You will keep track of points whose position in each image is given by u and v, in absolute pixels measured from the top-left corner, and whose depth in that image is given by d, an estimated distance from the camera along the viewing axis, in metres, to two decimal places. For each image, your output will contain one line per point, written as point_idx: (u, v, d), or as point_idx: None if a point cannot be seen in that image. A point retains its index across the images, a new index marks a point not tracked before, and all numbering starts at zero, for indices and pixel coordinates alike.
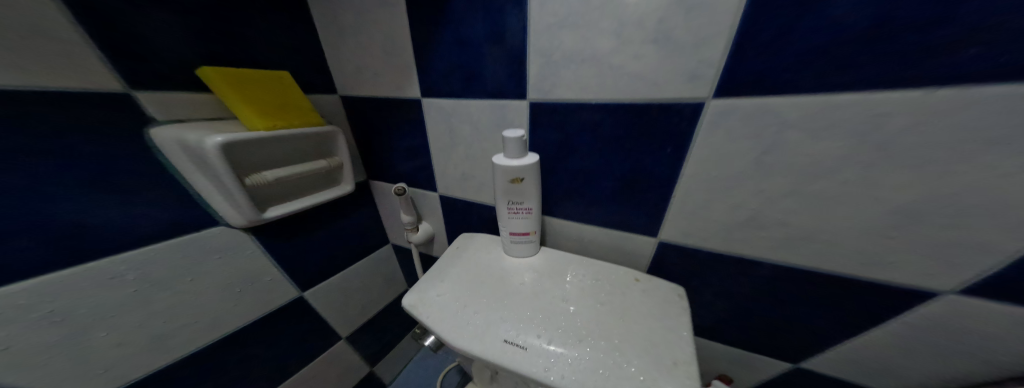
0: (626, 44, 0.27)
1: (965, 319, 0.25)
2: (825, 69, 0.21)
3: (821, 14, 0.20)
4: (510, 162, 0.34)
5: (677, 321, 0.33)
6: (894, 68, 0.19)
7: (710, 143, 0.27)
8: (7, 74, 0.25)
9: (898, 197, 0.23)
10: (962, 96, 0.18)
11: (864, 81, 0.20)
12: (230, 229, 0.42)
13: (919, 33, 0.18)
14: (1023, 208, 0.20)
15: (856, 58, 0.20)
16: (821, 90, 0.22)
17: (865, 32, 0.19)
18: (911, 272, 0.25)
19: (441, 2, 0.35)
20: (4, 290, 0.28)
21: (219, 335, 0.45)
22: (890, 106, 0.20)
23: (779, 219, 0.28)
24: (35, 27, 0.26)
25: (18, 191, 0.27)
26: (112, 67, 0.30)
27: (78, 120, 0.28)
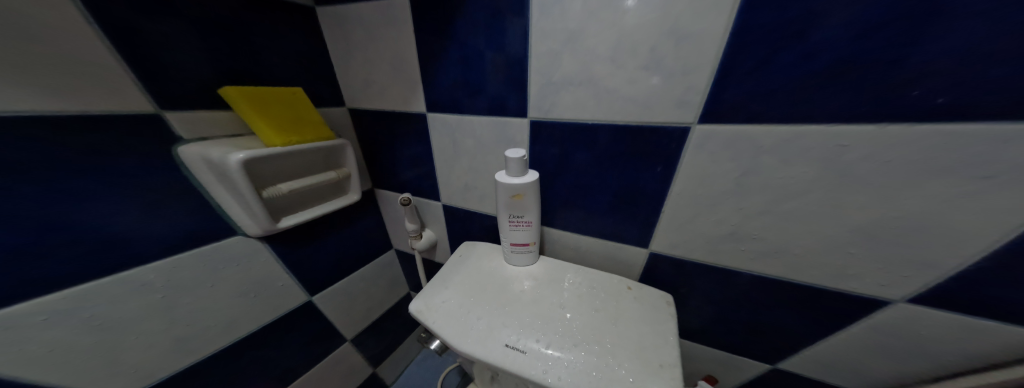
0: (619, 69, 0.30)
1: (915, 324, 0.28)
2: (794, 102, 0.23)
3: (789, 54, 0.22)
4: (512, 180, 0.36)
5: (665, 327, 0.36)
6: (853, 104, 0.22)
7: (696, 163, 0.30)
8: (58, 101, 0.28)
9: (861, 217, 0.25)
10: (909, 131, 0.21)
11: (830, 114, 0.23)
12: (246, 239, 0.44)
13: (871, 74, 0.20)
14: (965, 229, 0.22)
15: (820, 93, 0.22)
16: (791, 121, 0.24)
17: (827, 71, 0.21)
18: (878, 284, 0.27)
19: (449, 26, 0.38)
20: (51, 296, 0.31)
21: (235, 337, 0.48)
22: (850, 139, 0.23)
23: (758, 235, 0.30)
24: (83, 59, 0.28)
25: (65, 205, 0.30)
26: (141, 87, 0.32)
27: (116, 141, 0.31)
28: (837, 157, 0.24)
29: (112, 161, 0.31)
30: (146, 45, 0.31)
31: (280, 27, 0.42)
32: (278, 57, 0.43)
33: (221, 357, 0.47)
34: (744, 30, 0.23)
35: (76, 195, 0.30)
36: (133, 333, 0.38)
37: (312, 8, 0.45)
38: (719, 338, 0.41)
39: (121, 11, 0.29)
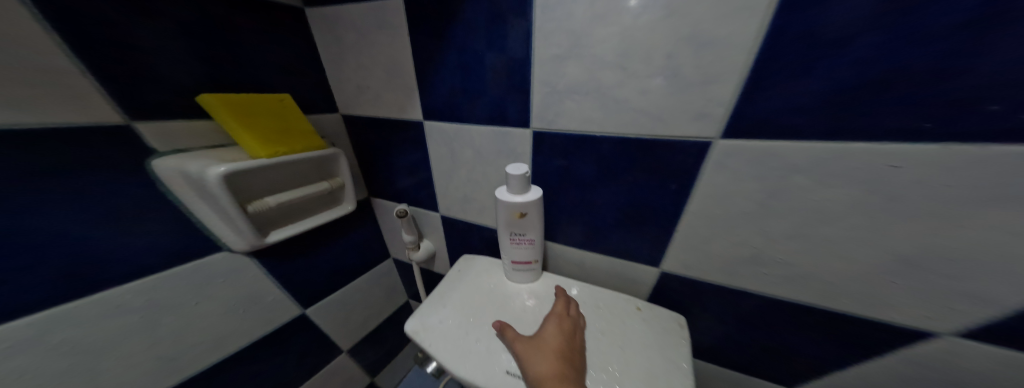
0: (630, 78, 0.27)
1: (958, 361, 0.25)
2: (836, 118, 0.21)
3: (835, 62, 0.20)
4: (513, 198, 0.34)
5: (677, 352, 0.33)
6: (911, 119, 0.19)
7: (715, 179, 0.27)
8: (13, 113, 0.25)
9: (902, 244, 0.23)
10: (980, 153, 0.18)
11: (879, 131, 0.20)
12: (231, 254, 0.41)
13: (936, 86, 0.18)
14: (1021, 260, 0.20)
15: (870, 107, 0.20)
16: (833, 138, 0.21)
17: (881, 82, 0.19)
18: (919, 315, 0.25)
19: (447, 31, 0.36)
20: (19, 322, 0.29)
21: (224, 353, 0.45)
22: (903, 158, 0.20)
23: (782, 259, 0.28)
24: (43, 66, 0.25)
25: (25, 226, 0.27)
26: (109, 96, 0.29)
27: (81, 155, 0.28)
28: (885, 180, 0.21)
29: (75, 176, 0.28)
30: (114, 51, 0.29)
31: (265, 29, 0.39)
32: (265, 62, 0.40)
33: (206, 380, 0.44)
34: (778, 38, 0.20)
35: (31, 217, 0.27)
36: (110, 357, 0.35)
37: (301, 10, 0.42)
38: (733, 361, 0.39)
39: (83, 13, 0.27)
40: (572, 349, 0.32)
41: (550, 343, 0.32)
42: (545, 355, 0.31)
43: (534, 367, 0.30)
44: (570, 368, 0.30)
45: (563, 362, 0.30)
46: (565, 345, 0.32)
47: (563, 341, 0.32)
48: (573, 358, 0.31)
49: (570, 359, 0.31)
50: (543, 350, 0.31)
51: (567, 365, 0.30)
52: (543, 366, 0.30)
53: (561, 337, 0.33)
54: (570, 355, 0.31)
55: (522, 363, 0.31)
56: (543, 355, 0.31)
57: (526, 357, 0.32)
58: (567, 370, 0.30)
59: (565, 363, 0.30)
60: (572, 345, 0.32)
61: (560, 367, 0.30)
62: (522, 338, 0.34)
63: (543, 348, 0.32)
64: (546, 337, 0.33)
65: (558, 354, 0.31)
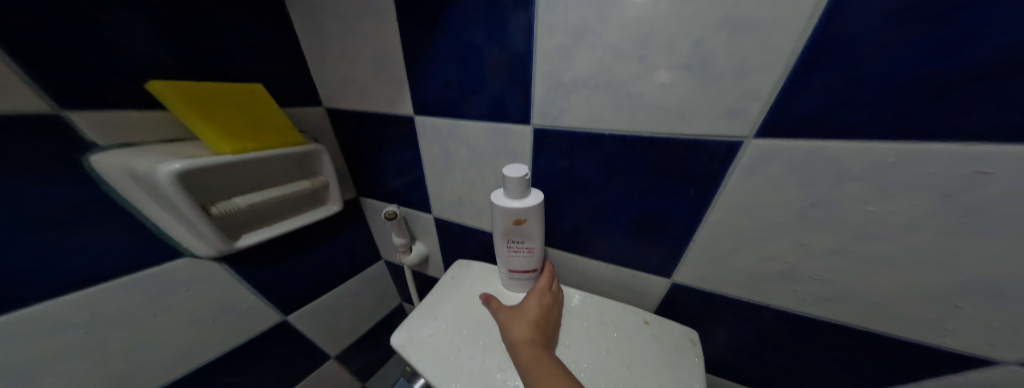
0: (649, 69, 0.24)
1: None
2: (910, 112, 0.17)
3: (912, 48, 0.16)
4: (510, 204, 0.30)
5: (688, 372, 0.30)
6: (1011, 116, 0.16)
7: (743, 183, 0.25)
8: None
9: (958, 262, 0.20)
10: None
11: (966, 128, 0.17)
12: (198, 260, 0.35)
13: None
14: None
15: (955, 101, 0.16)
16: (905, 139, 0.18)
17: (973, 72, 0.16)
18: (973, 339, 0.22)
19: (439, 17, 0.32)
20: None
21: (191, 367, 0.39)
22: (988, 164, 0.17)
23: (816, 274, 0.25)
24: None
25: None
26: (28, 74, 0.24)
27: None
28: (968, 188, 0.18)
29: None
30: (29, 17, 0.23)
31: (235, 7, 0.35)
32: (235, 46, 0.36)
33: None
34: (840, 14, 0.17)
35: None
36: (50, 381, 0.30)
37: None
38: (751, 378, 0.36)
39: None
40: (549, 319, 0.34)
41: (529, 312, 0.34)
42: (521, 323, 0.33)
43: (511, 332, 0.32)
44: (543, 334, 0.32)
45: (537, 328, 0.32)
46: (541, 314, 0.33)
47: (541, 310, 0.34)
48: (548, 327, 0.33)
49: (545, 328, 0.32)
50: (520, 318, 0.33)
51: (541, 332, 0.32)
52: (517, 331, 0.32)
53: (540, 307, 0.34)
54: (545, 324, 0.33)
55: (501, 328, 0.33)
56: (520, 322, 0.33)
57: (506, 324, 0.34)
58: (540, 337, 0.31)
59: (539, 329, 0.32)
60: (549, 315, 0.34)
61: (533, 333, 0.31)
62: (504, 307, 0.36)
63: (522, 316, 0.33)
64: (525, 307, 0.34)
65: (533, 322, 0.32)
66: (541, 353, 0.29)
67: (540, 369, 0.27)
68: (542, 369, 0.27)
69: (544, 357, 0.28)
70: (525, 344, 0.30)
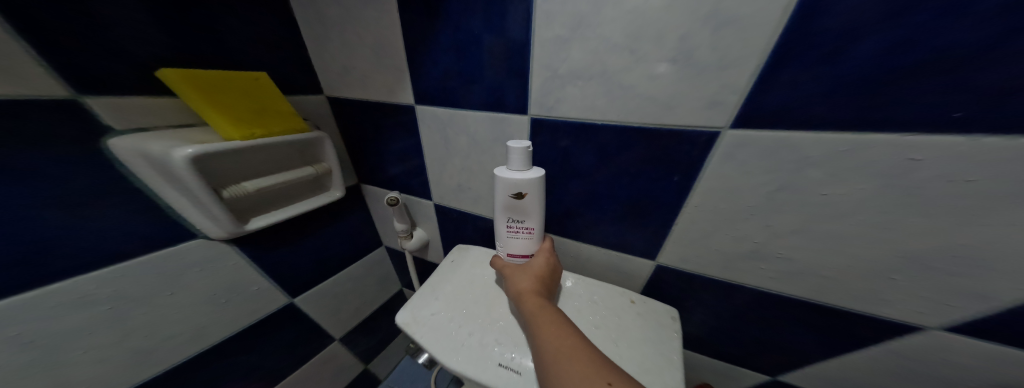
0: (641, 62, 0.26)
1: (949, 354, 0.26)
2: (868, 105, 0.19)
3: (860, 48, 0.18)
4: (511, 175, 0.32)
5: (669, 345, 0.33)
6: (939, 108, 0.18)
7: (720, 172, 0.27)
8: None
9: (900, 242, 0.23)
10: (1006, 145, 0.17)
11: (908, 119, 0.19)
12: (210, 242, 0.37)
13: (976, 70, 0.16)
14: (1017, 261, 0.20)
15: (900, 94, 0.18)
16: (858, 129, 0.20)
17: (914, 66, 0.18)
18: (906, 309, 0.25)
19: (439, 8, 0.33)
20: None
21: (204, 346, 0.41)
22: (925, 153, 0.19)
23: (781, 254, 0.28)
24: None
25: None
26: (34, 52, 0.24)
27: (21, 132, 0.24)
28: (913, 173, 0.20)
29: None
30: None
31: None
32: (238, 34, 0.36)
33: (183, 380, 0.40)
34: (815, 11, 0.19)
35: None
36: (71, 356, 0.31)
37: None
38: (726, 352, 0.39)
39: None
40: (552, 276, 0.36)
41: (533, 269, 0.36)
42: (527, 276, 0.35)
43: (517, 283, 0.35)
44: (547, 288, 0.34)
45: (541, 282, 0.35)
46: (546, 271, 0.36)
47: (545, 267, 0.37)
48: (550, 282, 0.35)
49: (549, 283, 0.35)
50: (527, 272, 0.36)
51: (544, 285, 0.34)
52: (523, 282, 0.35)
53: (545, 266, 0.37)
54: (548, 279, 0.36)
55: (506, 283, 0.36)
56: (525, 275, 0.36)
57: (512, 276, 0.37)
58: (544, 288, 0.34)
59: (543, 284, 0.35)
60: (552, 272, 0.37)
61: (537, 285, 0.34)
62: (510, 264, 0.38)
63: (527, 271, 0.36)
64: (531, 264, 0.37)
65: (539, 276, 0.35)
66: (544, 302, 0.32)
67: (543, 314, 0.30)
68: (545, 314, 0.30)
69: (547, 306, 0.31)
70: (530, 293, 0.33)
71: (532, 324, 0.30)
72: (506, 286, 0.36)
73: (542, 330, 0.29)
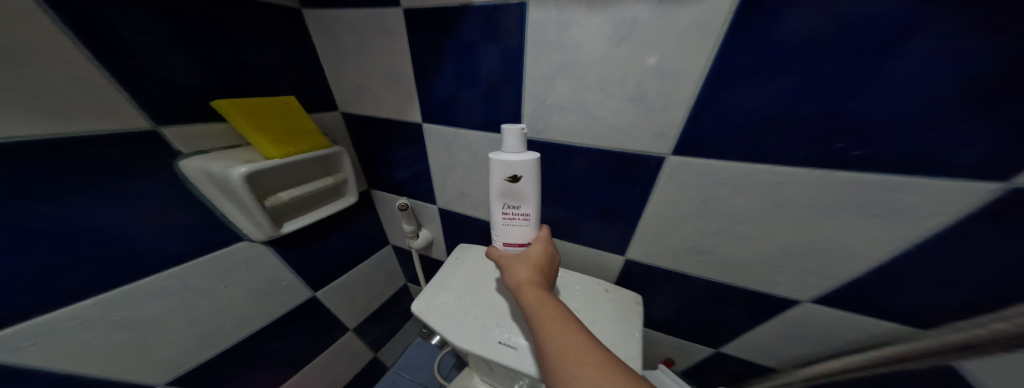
0: (608, 99, 0.34)
1: (825, 320, 0.34)
2: (749, 143, 0.28)
3: (741, 106, 0.27)
4: (509, 156, 0.36)
5: (633, 324, 0.41)
6: (792, 150, 0.27)
7: (668, 186, 0.35)
8: (69, 122, 0.28)
9: (787, 238, 0.31)
10: (832, 176, 0.26)
11: (777, 155, 0.28)
12: (252, 244, 0.43)
13: (809, 126, 0.25)
14: (857, 250, 0.29)
15: (769, 138, 0.27)
16: (749, 160, 0.29)
17: (774, 119, 0.26)
18: (799, 288, 0.34)
19: (446, 47, 0.40)
20: (80, 304, 0.31)
21: (248, 332, 0.47)
22: (793, 178, 0.28)
23: (712, 248, 0.36)
24: (88, 80, 0.28)
25: (84, 217, 0.30)
26: (113, 80, 0.30)
27: (123, 158, 0.31)
28: (792, 191, 0.28)
29: (77, 175, 0.29)
30: (118, 34, 0.29)
31: (274, 35, 0.42)
32: (271, 64, 0.43)
33: (225, 363, 0.46)
34: (720, 75, 0.27)
35: (47, 211, 0.28)
36: (146, 342, 0.37)
37: (299, 11, 0.45)
38: (682, 331, 0.47)
39: (112, 34, 0.29)
40: (549, 264, 0.39)
41: (530, 258, 0.39)
42: (526, 266, 0.37)
43: (517, 274, 0.37)
44: (544, 277, 0.36)
45: (538, 271, 0.36)
46: (543, 260, 0.38)
47: (542, 255, 0.39)
48: (547, 270, 0.37)
49: (546, 271, 0.37)
50: (525, 262, 0.38)
51: (542, 274, 0.36)
52: (522, 273, 0.37)
53: (541, 253, 0.39)
54: (545, 267, 0.38)
55: (506, 274, 0.38)
56: (523, 265, 0.38)
57: (512, 266, 0.39)
58: (541, 276, 0.36)
59: (541, 275, 0.36)
60: (549, 259, 0.39)
61: (535, 275, 0.36)
62: (507, 254, 0.41)
63: (523, 261, 0.38)
64: (529, 253, 0.39)
65: (536, 266, 0.37)
66: (542, 292, 0.34)
67: (541, 304, 0.32)
68: (543, 304, 0.32)
69: (546, 296, 0.33)
70: (529, 284, 0.35)
71: (532, 315, 0.32)
72: (506, 278, 0.38)
73: (542, 319, 0.31)
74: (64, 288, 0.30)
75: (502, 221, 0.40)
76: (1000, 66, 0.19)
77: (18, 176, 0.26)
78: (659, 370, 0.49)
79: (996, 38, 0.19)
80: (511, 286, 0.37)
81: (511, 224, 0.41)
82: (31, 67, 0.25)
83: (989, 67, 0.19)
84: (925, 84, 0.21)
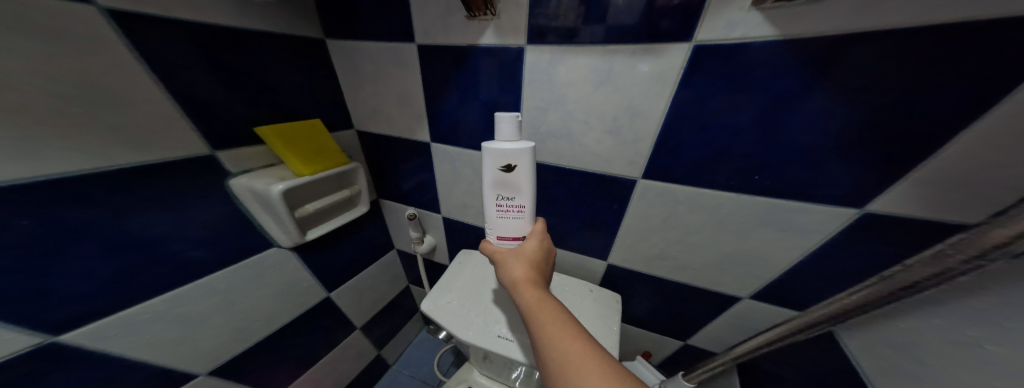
0: (590, 131, 0.41)
1: (760, 312, 0.43)
2: (696, 171, 0.37)
3: (687, 146, 0.36)
4: (504, 146, 0.39)
5: (612, 319, 0.48)
6: (724, 179, 0.36)
7: (639, 203, 0.42)
8: (154, 151, 0.34)
9: (728, 245, 0.40)
10: (751, 200, 0.35)
11: (714, 182, 0.36)
12: (281, 250, 0.49)
13: (733, 163, 0.35)
14: (779, 255, 0.37)
15: (708, 171, 0.36)
16: (695, 185, 0.38)
17: (710, 156, 0.35)
18: (740, 285, 0.42)
19: (454, 81, 0.47)
20: (153, 301, 0.37)
21: (274, 327, 0.53)
22: (726, 200, 0.37)
23: (675, 254, 0.44)
24: (170, 116, 0.34)
25: (158, 227, 0.36)
26: (182, 111, 0.35)
27: (191, 178, 0.37)
28: (726, 210, 0.37)
29: (158, 193, 0.35)
30: (186, 73, 0.35)
31: (304, 66, 0.49)
32: (301, 92, 0.49)
33: (253, 356, 0.52)
34: (674, 118, 0.35)
35: (133, 223, 0.34)
36: (197, 335, 0.42)
37: (323, 41, 0.51)
38: (657, 325, 0.55)
39: (189, 82, 0.36)
40: (543, 260, 0.41)
41: (525, 254, 0.41)
42: (521, 263, 0.40)
43: (512, 271, 0.39)
44: (538, 274, 0.39)
45: (533, 269, 0.39)
46: (537, 257, 0.41)
47: (536, 252, 0.42)
48: (541, 267, 0.40)
49: (540, 268, 0.40)
50: (520, 259, 0.40)
51: (536, 271, 0.39)
52: (517, 270, 0.39)
53: (536, 249, 0.42)
54: (539, 264, 0.40)
55: (501, 270, 0.40)
56: (519, 262, 0.40)
57: (507, 262, 0.41)
58: (535, 273, 0.39)
59: (535, 272, 0.39)
60: (542, 256, 0.42)
61: (530, 272, 0.39)
62: (502, 249, 0.43)
63: (519, 257, 0.41)
64: (524, 251, 0.41)
65: (530, 263, 0.40)
66: (536, 288, 0.36)
67: (535, 301, 0.35)
68: (538, 301, 0.35)
69: (541, 293, 0.36)
70: (524, 281, 0.37)
71: (528, 311, 0.34)
72: (502, 276, 0.40)
73: (536, 315, 0.33)
74: (136, 287, 0.35)
75: (496, 213, 0.43)
76: (850, 127, 0.28)
77: (114, 194, 0.32)
78: (637, 361, 0.55)
79: (843, 113, 0.28)
80: (506, 284, 0.39)
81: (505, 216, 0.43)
82: (135, 108, 0.32)
83: (845, 127, 0.28)
84: (803, 140, 0.30)
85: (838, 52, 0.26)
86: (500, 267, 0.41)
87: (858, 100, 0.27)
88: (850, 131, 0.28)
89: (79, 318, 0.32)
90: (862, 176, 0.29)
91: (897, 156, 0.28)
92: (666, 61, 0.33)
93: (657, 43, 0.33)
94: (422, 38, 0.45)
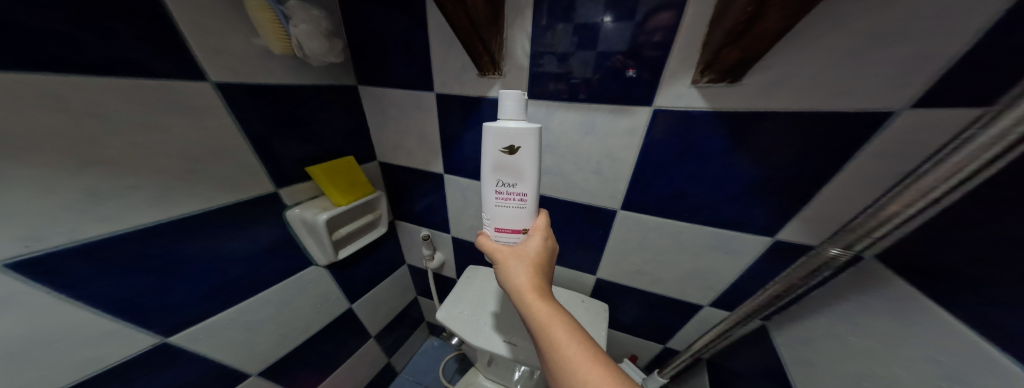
0: (578, 170, 0.52)
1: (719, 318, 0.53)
2: (661, 203, 0.47)
3: (650, 187, 0.47)
4: (507, 123, 0.45)
5: (599, 325, 0.57)
6: (679, 213, 0.46)
7: (619, 228, 0.53)
8: (240, 193, 0.44)
9: (688, 263, 0.50)
10: (700, 229, 0.46)
11: (672, 214, 0.47)
12: (318, 268, 0.58)
13: (683, 200, 0.45)
14: (725, 271, 0.48)
15: (666, 206, 0.47)
16: (658, 216, 0.48)
17: (667, 195, 0.46)
18: (701, 295, 0.52)
19: (465, 125, 0.58)
20: (229, 310, 0.46)
21: (308, 335, 0.61)
22: (682, 228, 0.47)
23: (648, 269, 0.54)
24: (248, 164, 0.44)
25: (235, 251, 0.45)
26: (257, 159, 0.45)
27: (261, 213, 0.47)
28: (683, 235, 0.48)
29: (239, 225, 0.45)
30: (257, 126, 0.45)
31: (341, 108, 0.58)
32: (338, 132, 0.59)
33: (290, 360, 0.59)
34: (643, 164, 0.46)
35: (220, 249, 0.43)
36: (253, 339, 0.51)
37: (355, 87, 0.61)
38: (640, 330, 0.64)
39: (265, 137, 0.46)
40: (543, 263, 0.48)
41: (527, 256, 0.48)
42: (525, 270, 0.47)
43: (518, 277, 0.46)
44: (540, 279, 0.46)
45: (536, 274, 0.46)
46: (539, 262, 0.48)
47: (536, 255, 0.49)
48: (541, 270, 0.47)
49: (540, 272, 0.47)
50: (524, 265, 0.47)
51: (538, 276, 0.46)
52: (522, 276, 0.46)
53: (537, 250, 0.49)
54: (540, 268, 0.48)
55: (506, 275, 0.47)
56: (523, 268, 0.47)
57: (512, 265, 0.47)
58: (537, 277, 0.46)
59: (536, 278, 0.46)
60: (542, 260, 0.49)
61: (533, 277, 0.46)
62: (502, 248, 0.50)
63: (523, 260, 0.48)
64: (527, 255, 0.48)
65: (533, 268, 0.47)
66: (539, 295, 0.44)
67: (539, 308, 0.42)
68: (541, 307, 0.42)
69: (543, 299, 0.43)
70: (527, 287, 0.45)
71: (533, 315, 0.42)
72: (507, 280, 0.47)
73: (540, 319, 0.41)
74: (217, 298, 0.44)
75: (495, 202, 0.50)
76: (760, 179, 0.39)
77: (212, 227, 0.42)
78: (625, 363, 0.63)
79: (755, 169, 0.39)
80: (511, 290, 0.46)
81: (502, 205, 0.51)
82: (231, 161, 0.42)
83: (756, 179, 0.39)
84: (731, 186, 0.41)
85: (751, 124, 0.37)
86: (506, 269, 0.48)
87: (763, 159, 0.38)
88: (761, 181, 0.39)
89: (177, 324, 0.41)
90: (773, 214, 0.40)
91: (791, 201, 0.39)
92: (635, 120, 0.44)
93: (628, 106, 0.43)
94: (441, 89, 0.56)
